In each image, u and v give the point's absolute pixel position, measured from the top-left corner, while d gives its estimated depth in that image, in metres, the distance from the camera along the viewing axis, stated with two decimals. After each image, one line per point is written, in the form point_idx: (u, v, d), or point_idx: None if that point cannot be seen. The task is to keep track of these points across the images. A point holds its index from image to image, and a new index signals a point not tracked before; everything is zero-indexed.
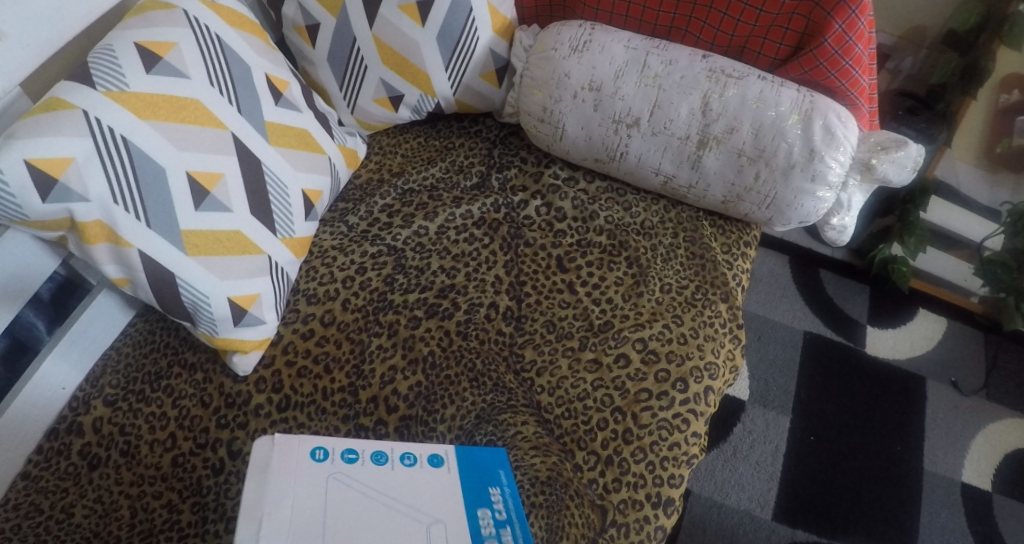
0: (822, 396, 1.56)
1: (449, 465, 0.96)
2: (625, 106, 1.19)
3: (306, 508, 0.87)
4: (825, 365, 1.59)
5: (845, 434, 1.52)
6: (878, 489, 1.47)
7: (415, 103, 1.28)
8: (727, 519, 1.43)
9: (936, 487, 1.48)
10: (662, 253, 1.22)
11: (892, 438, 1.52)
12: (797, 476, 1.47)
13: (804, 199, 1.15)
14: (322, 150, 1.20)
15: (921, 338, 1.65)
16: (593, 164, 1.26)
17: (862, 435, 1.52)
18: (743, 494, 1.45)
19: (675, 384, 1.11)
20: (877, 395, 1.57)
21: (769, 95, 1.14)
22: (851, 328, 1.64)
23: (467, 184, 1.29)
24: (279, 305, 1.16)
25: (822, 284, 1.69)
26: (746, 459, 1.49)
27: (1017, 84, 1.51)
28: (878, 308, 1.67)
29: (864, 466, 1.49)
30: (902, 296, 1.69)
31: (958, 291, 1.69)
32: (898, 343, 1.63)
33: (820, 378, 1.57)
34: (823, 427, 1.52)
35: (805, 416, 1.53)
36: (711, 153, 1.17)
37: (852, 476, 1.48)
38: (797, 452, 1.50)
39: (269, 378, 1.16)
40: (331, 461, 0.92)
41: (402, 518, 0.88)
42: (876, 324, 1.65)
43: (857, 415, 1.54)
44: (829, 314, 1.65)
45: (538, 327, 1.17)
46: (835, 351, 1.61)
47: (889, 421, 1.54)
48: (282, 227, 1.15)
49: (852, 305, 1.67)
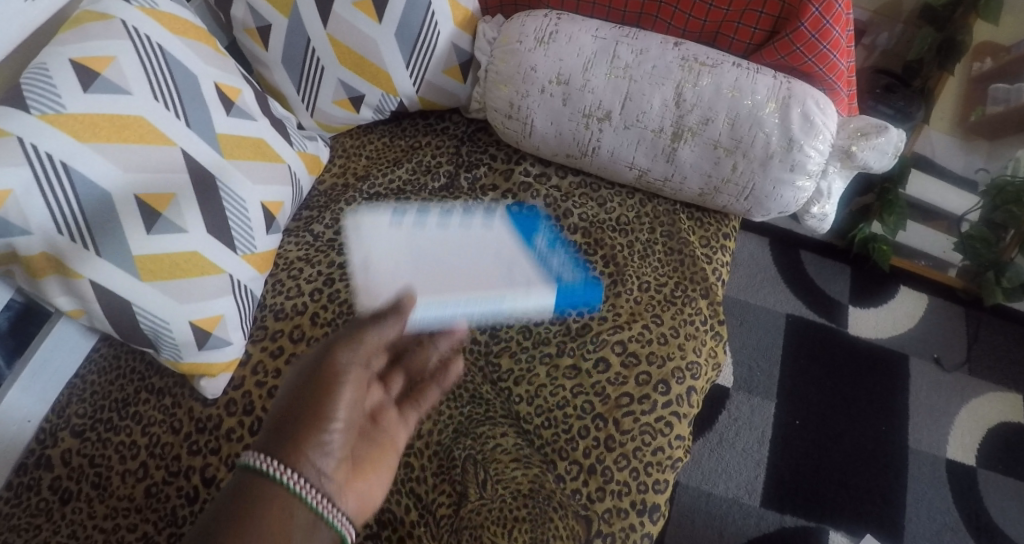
0: (806, 379, 1.54)
1: (504, 217, 1.14)
2: (596, 99, 1.14)
3: (408, 243, 1.07)
4: (808, 347, 1.57)
5: (830, 416, 1.51)
6: (864, 470, 1.47)
7: (377, 103, 1.22)
8: (716, 508, 1.42)
9: (920, 465, 1.48)
10: (640, 250, 1.18)
11: (876, 418, 1.52)
12: (784, 461, 1.46)
13: (784, 190, 1.11)
14: (281, 159, 1.15)
15: (903, 316, 1.63)
16: (565, 159, 1.22)
17: (847, 416, 1.51)
18: (731, 483, 1.44)
19: (657, 386, 1.08)
20: (861, 375, 1.55)
21: (744, 82, 1.10)
22: (833, 308, 1.62)
23: (435, 185, 1.24)
24: (244, 324, 1.12)
25: (803, 265, 1.67)
26: (733, 447, 1.47)
27: (989, 52, 1.53)
28: (859, 287, 1.65)
29: (849, 447, 1.49)
30: (884, 274, 1.66)
31: (937, 265, 1.67)
32: (880, 322, 1.61)
33: (804, 361, 1.56)
34: (808, 410, 1.51)
35: (790, 400, 1.52)
36: (686, 145, 1.12)
37: (838, 458, 1.47)
38: (783, 437, 1.48)
39: (238, 400, 1.12)
40: (401, 221, 1.10)
41: (473, 247, 1.08)
42: (858, 303, 1.63)
43: (842, 397, 1.53)
44: (810, 295, 1.63)
45: (514, 334, 1.13)
46: (818, 333, 1.59)
47: (873, 401, 1.53)
48: (242, 243, 1.09)
49: (833, 286, 1.64)
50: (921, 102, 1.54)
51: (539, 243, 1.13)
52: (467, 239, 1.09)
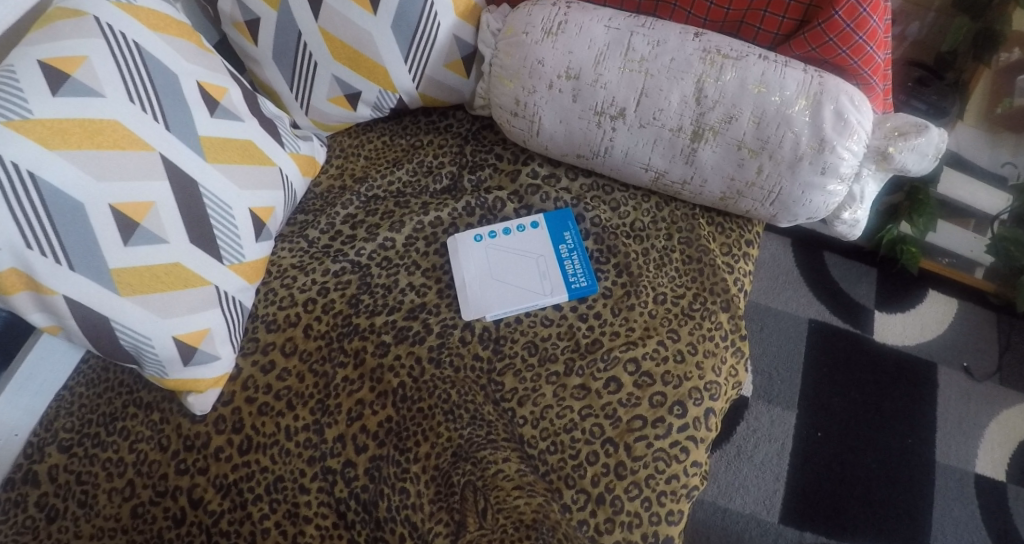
0: (830, 389, 1.45)
1: (545, 224, 1.12)
2: (608, 95, 1.05)
3: (482, 267, 1.09)
4: (832, 355, 1.48)
5: (855, 428, 1.42)
6: (889, 485, 1.38)
7: (375, 100, 1.15)
8: (732, 524, 1.34)
9: (949, 481, 1.38)
10: (655, 259, 1.10)
11: (902, 430, 1.42)
12: (804, 475, 1.38)
13: (814, 195, 1.02)
14: (271, 161, 1.08)
15: (931, 321, 1.52)
16: (575, 160, 1.13)
17: (873, 429, 1.42)
18: (749, 498, 1.36)
19: (672, 408, 1.00)
20: (888, 385, 1.46)
21: (771, 76, 1.00)
22: (858, 314, 1.52)
23: (436, 186, 1.16)
24: (234, 337, 1.05)
25: (828, 268, 1.56)
26: (751, 460, 1.39)
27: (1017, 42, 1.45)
28: (886, 291, 1.54)
29: (874, 461, 1.39)
30: (912, 277, 1.55)
31: (959, 265, 1.53)
32: (907, 327, 1.51)
33: (827, 370, 1.46)
34: (831, 422, 1.42)
35: (813, 411, 1.43)
36: (707, 145, 1.03)
37: (862, 473, 1.38)
38: (805, 450, 1.39)
39: (228, 416, 1.05)
40: (486, 240, 1.11)
41: (527, 269, 1.09)
42: (884, 308, 1.53)
43: (867, 408, 1.43)
44: (835, 299, 1.53)
45: (519, 349, 1.05)
46: (842, 339, 1.49)
47: (900, 412, 1.43)
48: (229, 252, 1.03)
49: (858, 290, 1.54)
50: (957, 98, 1.43)
51: (562, 247, 1.10)
52: (522, 259, 1.10)
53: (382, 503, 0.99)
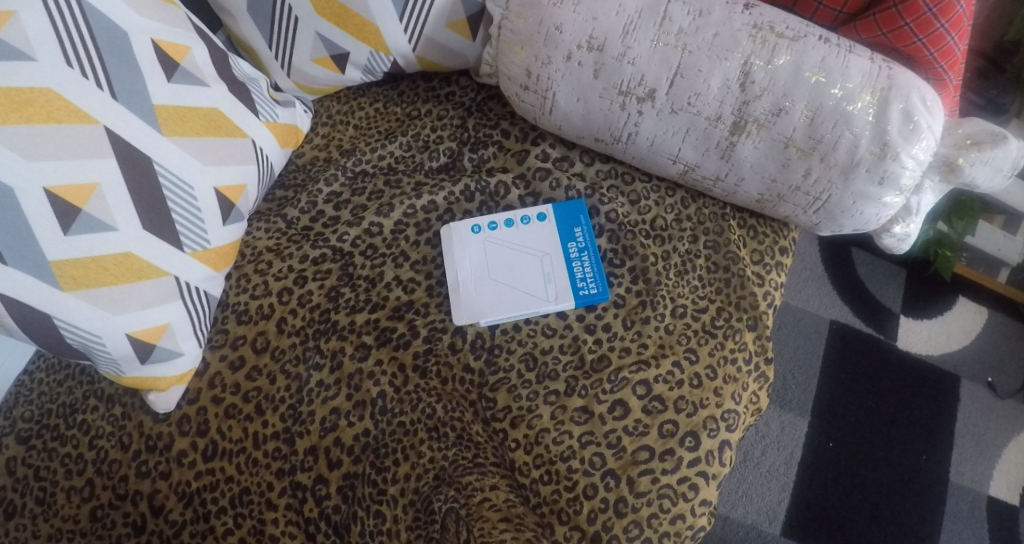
0: (847, 396, 1.32)
1: (552, 216, 0.98)
2: (636, 73, 0.90)
3: (478, 265, 0.96)
4: (852, 360, 1.35)
5: (870, 440, 1.30)
6: (898, 503, 1.27)
7: (366, 63, 1.02)
8: (732, 534, 1.24)
9: (960, 502, 1.27)
10: (677, 265, 0.96)
11: (917, 445, 1.30)
12: (811, 487, 1.27)
13: (866, 206, 0.87)
14: (242, 132, 0.94)
15: (958, 331, 1.38)
16: (592, 143, 0.99)
17: (887, 443, 1.30)
18: (750, 506, 1.26)
19: (684, 439, 0.89)
20: (907, 395, 1.33)
21: (830, 63, 0.84)
22: (883, 318, 1.38)
23: (433, 164, 1.03)
24: (200, 331, 0.94)
25: (855, 266, 1.42)
26: (757, 467, 1.28)
27: None
28: (915, 294, 1.40)
29: (884, 476, 1.28)
30: (941, 283, 1.41)
31: (988, 263, 1.36)
32: (932, 336, 1.38)
33: (845, 376, 1.34)
34: (845, 432, 1.30)
35: (825, 419, 1.31)
36: (748, 139, 0.88)
37: (871, 488, 1.27)
38: (815, 459, 1.28)
39: (193, 417, 0.95)
40: (485, 231, 0.98)
41: (531, 271, 0.96)
42: (910, 314, 1.39)
43: (884, 419, 1.31)
44: (859, 301, 1.39)
45: (515, 363, 0.93)
46: (863, 344, 1.36)
47: (918, 425, 1.31)
48: (191, 239, 0.91)
49: (885, 292, 1.40)
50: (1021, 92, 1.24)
51: (571, 246, 0.97)
52: (524, 256, 0.97)
53: (355, 527, 0.89)
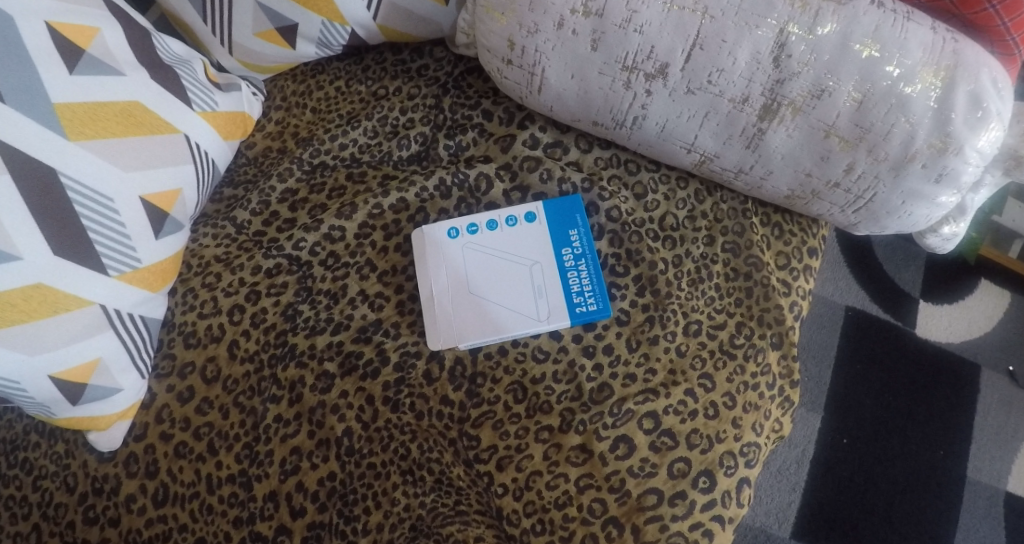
0: (863, 389, 1.17)
1: (543, 216, 0.83)
2: (644, 44, 0.73)
3: (457, 279, 0.82)
4: (867, 350, 1.19)
5: (885, 435, 1.14)
6: (915, 504, 1.12)
7: (318, 36, 0.86)
8: (739, 538, 1.11)
9: (976, 499, 1.12)
10: (690, 272, 0.82)
11: (934, 440, 1.15)
12: (824, 487, 1.12)
13: (917, 206, 0.73)
14: (172, 128, 0.80)
15: (979, 317, 1.21)
16: (591, 128, 0.83)
17: (903, 439, 1.14)
18: (758, 508, 1.11)
19: (697, 480, 0.75)
20: (925, 387, 1.17)
21: (886, 32, 0.68)
22: (902, 303, 1.22)
23: (403, 153, 0.88)
24: (142, 360, 0.82)
25: (872, 247, 1.25)
26: (765, 466, 1.14)
27: None
28: (935, 276, 1.23)
29: (901, 473, 1.13)
30: (963, 263, 1.23)
31: (999, 235, 1.17)
32: (953, 322, 1.21)
33: (861, 366, 1.18)
34: (860, 427, 1.15)
35: (838, 414, 1.16)
36: (781, 126, 0.72)
37: (886, 487, 1.12)
38: (827, 458, 1.13)
39: (142, 456, 0.83)
40: (464, 236, 0.83)
41: (519, 282, 0.81)
42: (930, 298, 1.22)
43: (900, 413, 1.16)
44: (878, 286, 1.23)
45: (501, 394, 0.80)
46: (880, 331, 1.20)
47: (936, 418, 1.16)
48: (119, 260, 0.77)
49: (904, 275, 1.24)
50: None
51: (566, 253, 0.82)
52: (511, 266, 0.82)
53: None
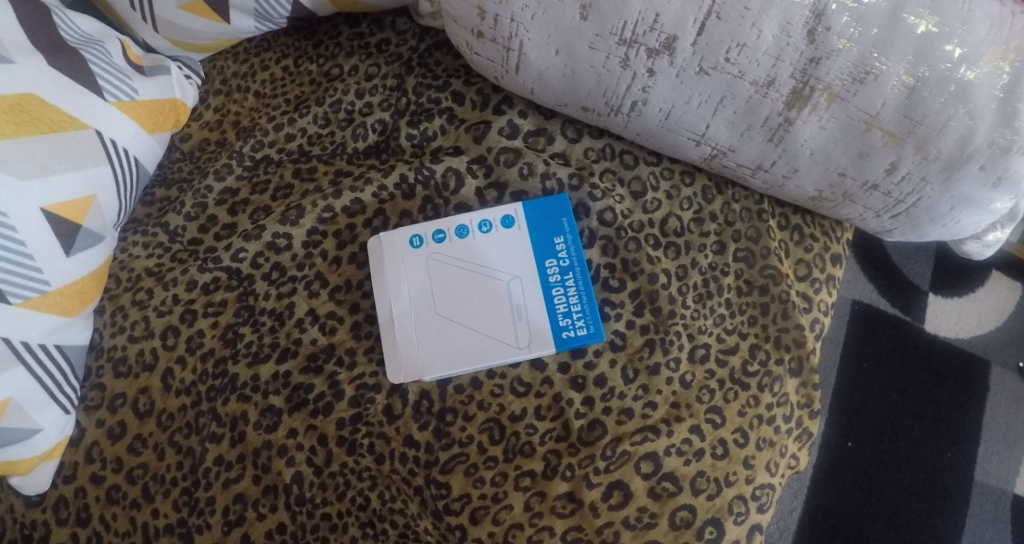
0: (868, 387, 1.00)
1: (523, 220, 0.71)
2: (646, 11, 0.58)
3: (422, 298, 0.70)
4: (874, 343, 1.02)
5: (890, 437, 0.97)
6: (924, 512, 0.95)
7: (255, 7, 0.74)
8: None
9: (984, 503, 0.95)
10: (697, 287, 0.70)
11: (941, 441, 0.97)
12: (827, 493, 0.95)
13: (967, 213, 0.60)
14: (80, 124, 0.68)
15: (990, 310, 1.04)
16: (580, 114, 0.69)
17: (911, 441, 0.97)
18: None
19: (703, 533, 0.64)
20: (934, 383, 1.00)
21: (945, 2, 0.54)
22: (911, 296, 1.04)
23: (359, 146, 0.76)
24: (64, 393, 0.70)
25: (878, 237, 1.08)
26: None
27: None
28: (944, 266, 1.06)
29: (907, 478, 0.96)
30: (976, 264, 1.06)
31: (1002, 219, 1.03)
32: (963, 317, 1.03)
33: (867, 361, 1.01)
34: (865, 428, 0.98)
35: (841, 414, 0.99)
36: (813, 115, 0.58)
37: (894, 494, 0.95)
38: (830, 462, 0.96)
39: (70, 501, 0.71)
40: (430, 245, 0.71)
41: (493, 301, 0.70)
42: (941, 291, 1.04)
43: (908, 413, 0.98)
44: (886, 277, 1.05)
45: (474, 434, 0.68)
46: (888, 324, 1.03)
47: (944, 418, 0.98)
48: (19, 286, 0.66)
49: (912, 265, 1.05)
50: None
51: (551, 265, 0.70)
52: (485, 281, 0.70)
53: None
